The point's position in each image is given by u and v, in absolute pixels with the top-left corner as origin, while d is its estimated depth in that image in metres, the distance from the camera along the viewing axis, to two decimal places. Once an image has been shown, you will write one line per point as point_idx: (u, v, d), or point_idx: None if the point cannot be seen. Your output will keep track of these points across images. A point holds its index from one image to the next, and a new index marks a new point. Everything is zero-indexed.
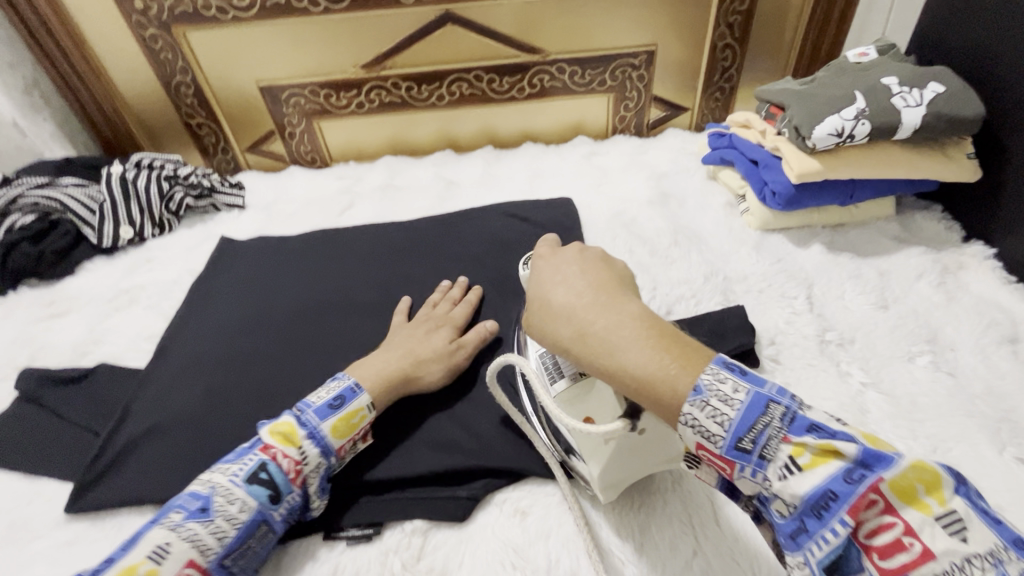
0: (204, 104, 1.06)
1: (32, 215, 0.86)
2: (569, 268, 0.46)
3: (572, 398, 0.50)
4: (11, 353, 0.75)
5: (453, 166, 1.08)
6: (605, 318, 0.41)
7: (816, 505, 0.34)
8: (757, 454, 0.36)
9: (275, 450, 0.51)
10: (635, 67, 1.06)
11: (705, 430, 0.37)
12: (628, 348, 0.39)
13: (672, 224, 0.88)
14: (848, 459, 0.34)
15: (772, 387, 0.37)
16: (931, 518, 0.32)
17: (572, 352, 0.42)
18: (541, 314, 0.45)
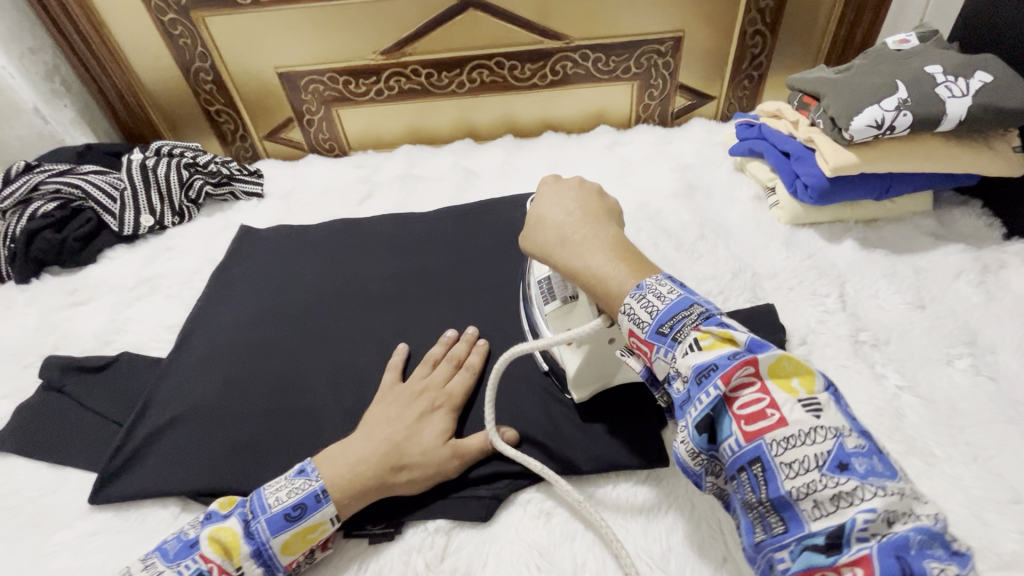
0: (223, 90, 1.05)
1: (54, 203, 0.86)
2: (567, 192, 0.55)
3: (559, 315, 0.56)
4: (35, 340, 0.76)
5: (472, 155, 1.06)
6: (585, 232, 0.51)
7: (703, 376, 0.39)
8: (672, 338, 0.42)
9: (212, 565, 0.46)
10: (661, 54, 1.03)
11: (636, 316, 0.44)
12: (597, 255, 0.49)
13: (698, 218, 0.86)
14: (739, 347, 0.40)
15: (699, 297, 0.44)
16: (795, 399, 0.38)
17: (552, 254, 0.52)
18: (536, 225, 0.54)
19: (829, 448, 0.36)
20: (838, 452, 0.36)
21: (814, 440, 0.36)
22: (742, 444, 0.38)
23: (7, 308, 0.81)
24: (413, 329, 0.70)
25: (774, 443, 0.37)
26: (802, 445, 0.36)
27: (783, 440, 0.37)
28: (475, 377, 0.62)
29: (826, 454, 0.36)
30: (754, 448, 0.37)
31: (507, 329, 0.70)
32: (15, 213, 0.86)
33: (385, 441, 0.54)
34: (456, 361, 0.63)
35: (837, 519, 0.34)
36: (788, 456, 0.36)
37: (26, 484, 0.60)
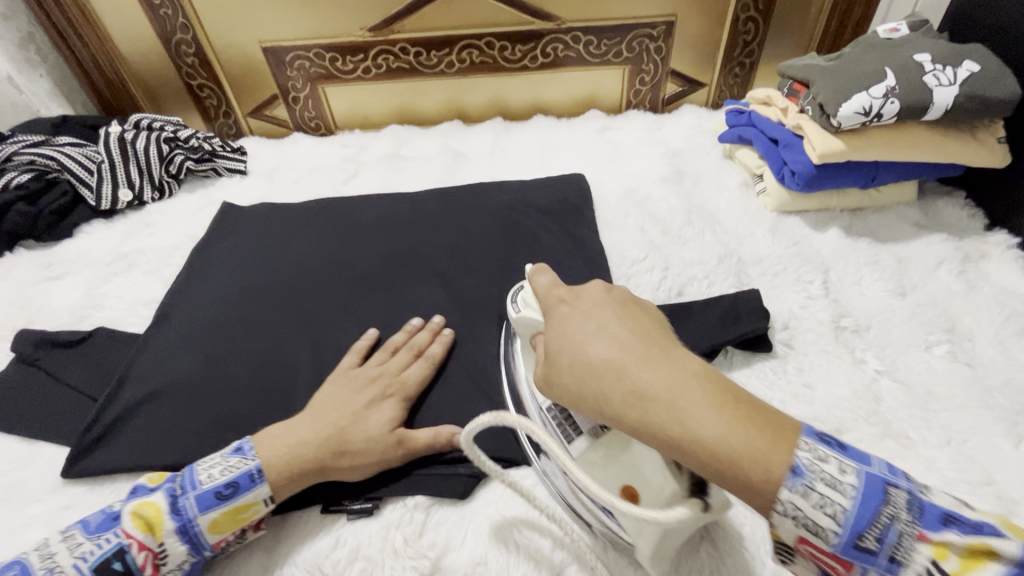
0: (205, 64, 1.02)
1: (28, 174, 0.84)
2: (601, 314, 0.44)
3: (600, 461, 0.49)
4: (8, 314, 0.74)
5: (461, 136, 1.04)
6: (662, 376, 0.39)
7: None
8: (885, 555, 0.33)
9: (133, 539, 0.46)
10: (653, 39, 1.02)
11: (815, 523, 0.35)
12: (698, 415, 0.36)
13: (686, 204, 0.85)
14: (1003, 561, 0.30)
15: (884, 470, 0.36)
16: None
17: (627, 416, 0.39)
18: (584, 377, 0.41)
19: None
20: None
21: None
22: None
23: None
24: (397, 310, 0.70)
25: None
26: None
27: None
28: (433, 367, 0.62)
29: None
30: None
31: (492, 312, 0.69)
32: None
33: (329, 425, 0.53)
34: (416, 350, 0.63)
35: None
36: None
37: None
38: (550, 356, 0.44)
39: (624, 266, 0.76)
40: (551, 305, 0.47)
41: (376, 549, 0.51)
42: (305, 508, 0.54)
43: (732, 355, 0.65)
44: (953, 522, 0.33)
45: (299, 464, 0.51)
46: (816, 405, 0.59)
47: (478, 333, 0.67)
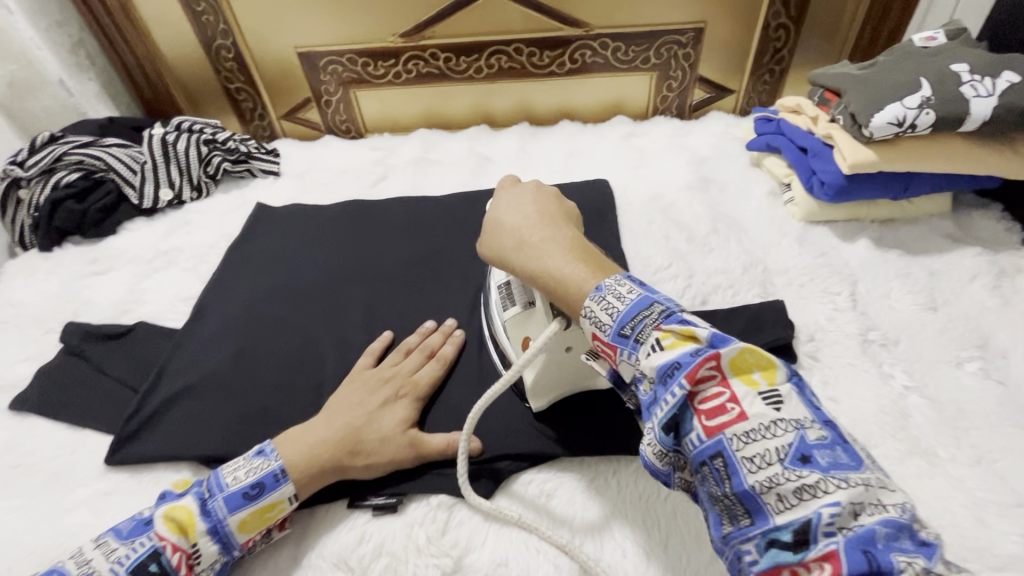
0: (243, 68, 1.06)
1: (77, 173, 0.88)
2: (523, 196, 0.56)
3: (516, 321, 0.58)
4: (55, 306, 0.77)
5: (487, 141, 1.06)
6: (542, 235, 0.51)
7: (666, 375, 0.39)
8: (633, 338, 0.42)
9: (167, 542, 0.48)
10: (682, 45, 1.02)
11: (598, 319, 0.43)
12: (554, 256, 0.49)
13: (711, 211, 0.85)
14: (700, 343, 0.39)
15: (659, 294, 0.44)
16: (755, 392, 0.38)
17: (510, 257, 0.53)
18: (492, 233, 0.55)
19: (790, 441, 0.36)
20: (799, 445, 0.36)
21: (777, 433, 0.36)
22: (702, 438, 0.38)
23: (30, 274, 0.82)
24: (423, 312, 0.71)
25: (734, 438, 0.37)
26: (764, 439, 0.36)
27: (744, 434, 0.36)
28: (444, 369, 0.63)
29: (786, 446, 0.36)
30: (715, 443, 0.37)
31: None
32: (39, 182, 0.87)
33: (346, 425, 0.55)
34: (429, 351, 0.64)
35: (799, 517, 0.34)
36: (748, 451, 0.36)
37: (45, 443, 0.62)
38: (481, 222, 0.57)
39: (647, 273, 0.76)
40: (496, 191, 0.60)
41: (401, 546, 0.52)
42: (333, 501, 0.56)
43: None
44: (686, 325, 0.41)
45: (330, 459, 0.53)
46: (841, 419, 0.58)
47: None
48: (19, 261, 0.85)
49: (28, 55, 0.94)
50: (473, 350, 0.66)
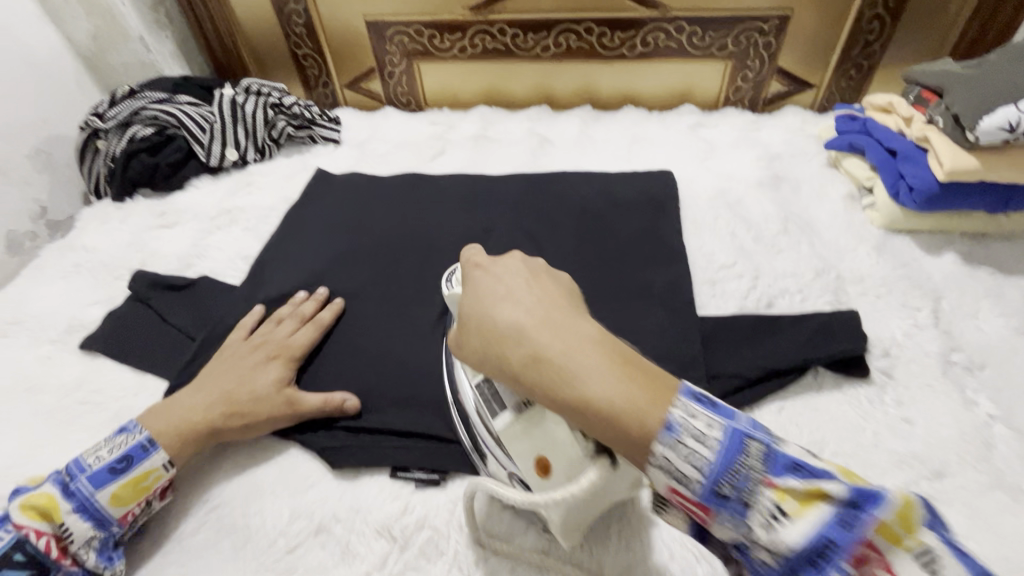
0: (312, 35, 1.07)
1: (151, 128, 0.90)
2: (504, 280, 0.44)
3: (522, 433, 0.45)
4: (125, 254, 0.80)
5: (548, 122, 1.03)
6: (561, 340, 0.38)
7: (806, 552, 0.31)
8: (736, 500, 0.33)
9: (29, 529, 0.46)
10: (764, 33, 0.96)
11: (677, 472, 0.34)
12: (591, 375, 0.37)
13: (781, 211, 0.81)
14: (832, 502, 0.31)
15: (746, 421, 0.35)
16: (910, 556, 0.29)
17: (523, 374, 0.39)
18: (484, 344, 0.42)
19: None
20: None
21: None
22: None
23: (103, 221, 0.86)
24: None
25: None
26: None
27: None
28: (320, 332, 0.64)
29: None
30: None
31: None
32: (115, 134, 0.90)
33: (219, 391, 0.56)
34: (302, 317, 0.64)
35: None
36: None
37: (111, 383, 0.64)
38: (460, 316, 0.45)
39: (709, 271, 0.73)
40: (466, 270, 0.47)
41: (444, 521, 0.51)
42: (374, 468, 0.55)
43: (822, 377, 0.61)
44: (800, 470, 0.33)
45: (203, 424, 0.54)
46: (916, 442, 0.55)
47: None
48: (95, 209, 0.89)
49: (113, 10, 0.96)
50: None
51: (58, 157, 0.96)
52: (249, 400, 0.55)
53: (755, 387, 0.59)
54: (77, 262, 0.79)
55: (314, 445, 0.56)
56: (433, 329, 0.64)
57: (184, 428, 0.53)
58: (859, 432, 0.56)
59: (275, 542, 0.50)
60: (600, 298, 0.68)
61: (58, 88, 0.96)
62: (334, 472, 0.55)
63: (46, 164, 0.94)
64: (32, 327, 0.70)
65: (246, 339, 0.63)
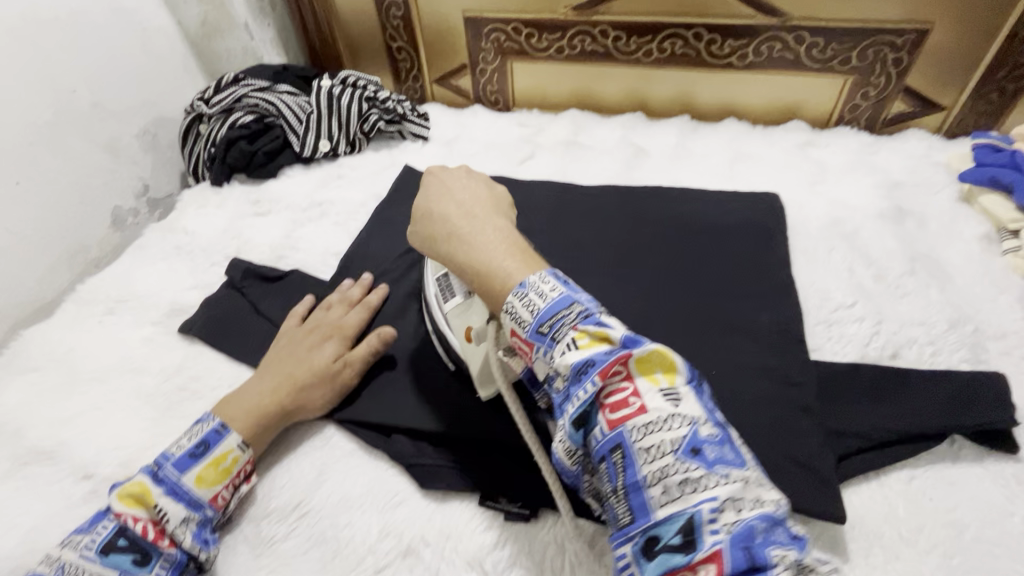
0: (408, 28, 1.06)
1: (251, 115, 0.92)
2: (444, 181, 0.52)
3: (458, 310, 0.54)
4: (222, 240, 0.82)
5: (643, 131, 0.98)
6: (471, 225, 0.47)
7: (579, 372, 0.38)
8: (549, 336, 0.40)
9: (127, 514, 0.47)
10: (895, 48, 0.88)
11: (518, 316, 0.42)
12: (485, 252, 0.45)
13: (906, 248, 0.73)
14: (614, 344, 0.39)
15: (584, 294, 0.42)
16: (656, 388, 0.38)
17: (439, 247, 0.48)
18: (416, 222, 0.51)
19: (684, 434, 0.37)
20: (694, 440, 0.36)
21: (673, 427, 0.37)
22: (604, 432, 0.38)
23: (202, 205, 0.88)
24: None
25: (634, 431, 0.37)
26: (662, 431, 0.37)
27: (644, 428, 0.37)
28: (369, 313, 0.65)
29: (682, 441, 0.36)
30: (615, 435, 0.37)
31: (668, 329, 0.64)
32: (217, 119, 0.92)
33: (284, 376, 0.57)
34: (350, 301, 0.66)
35: (682, 511, 0.35)
36: (646, 442, 0.36)
37: (208, 370, 0.65)
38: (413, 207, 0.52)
39: (824, 310, 0.66)
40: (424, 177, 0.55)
41: (537, 560, 0.48)
42: (462, 492, 0.53)
43: (960, 447, 0.54)
44: (603, 325, 0.41)
45: (276, 406, 0.56)
46: None
47: None
48: (194, 192, 0.91)
49: None
50: None
51: (162, 139, 1.00)
52: (310, 380, 0.57)
53: (883, 452, 0.53)
54: (177, 245, 0.81)
55: (402, 460, 0.55)
56: None
57: (252, 413, 0.55)
58: (1006, 517, 0.49)
59: (365, 560, 0.49)
60: (702, 326, 0.64)
61: (168, 72, 1.00)
62: (422, 492, 0.53)
63: (151, 145, 0.98)
64: (135, 307, 0.72)
65: (298, 326, 0.64)
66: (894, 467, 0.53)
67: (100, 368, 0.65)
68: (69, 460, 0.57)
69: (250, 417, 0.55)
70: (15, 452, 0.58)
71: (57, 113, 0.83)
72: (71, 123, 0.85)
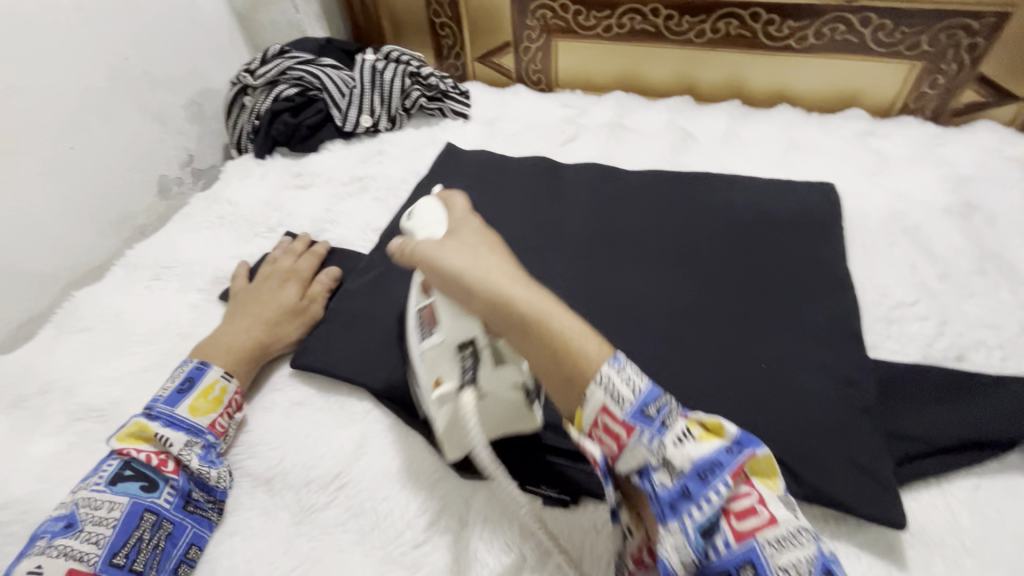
0: (453, 3, 1.04)
1: (295, 88, 0.92)
2: (464, 233, 0.44)
3: (433, 355, 0.47)
4: (264, 211, 0.82)
5: (691, 115, 0.95)
6: (538, 294, 0.40)
7: (702, 472, 0.36)
8: (658, 421, 0.38)
9: (130, 449, 0.50)
10: (971, 33, 0.82)
11: (617, 392, 0.38)
12: (566, 321, 0.39)
13: (974, 245, 0.69)
14: (728, 439, 0.38)
15: None
16: (773, 495, 0.38)
17: (499, 315, 0.40)
18: (465, 291, 0.41)
19: (812, 550, 0.35)
20: (818, 554, 0.35)
21: (801, 540, 0.35)
22: (730, 543, 0.36)
23: (244, 177, 0.88)
24: (618, 286, 0.66)
25: (767, 544, 0.35)
26: (792, 545, 0.35)
27: (775, 541, 0.35)
28: (318, 260, 0.71)
29: (811, 556, 0.35)
30: (746, 549, 0.35)
31: (722, 319, 0.61)
32: (262, 92, 0.92)
33: (255, 319, 0.63)
34: (295, 251, 0.72)
35: None
36: (781, 558, 0.35)
37: None
38: (423, 252, 0.43)
39: (883, 307, 0.63)
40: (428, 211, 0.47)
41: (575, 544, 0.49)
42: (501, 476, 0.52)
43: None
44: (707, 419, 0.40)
45: (254, 343, 0.61)
46: None
47: (695, 331, 0.60)
48: (238, 163, 0.91)
49: None
50: (676, 348, 0.59)
51: (207, 110, 1.01)
52: (281, 318, 0.63)
53: (948, 457, 0.51)
54: (221, 215, 0.82)
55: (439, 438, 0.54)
56: None
57: (232, 351, 0.59)
58: None
59: (402, 534, 0.49)
60: (754, 318, 0.61)
61: (213, 43, 1.00)
62: (458, 472, 0.52)
63: (197, 116, 0.99)
64: (181, 273, 0.74)
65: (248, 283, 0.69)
66: (960, 475, 0.50)
67: (146, 331, 0.66)
68: (117, 419, 0.58)
69: (229, 356, 0.59)
70: (67, 408, 0.59)
71: (110, 79, 0.84)
72: (123, 90, 0.86)
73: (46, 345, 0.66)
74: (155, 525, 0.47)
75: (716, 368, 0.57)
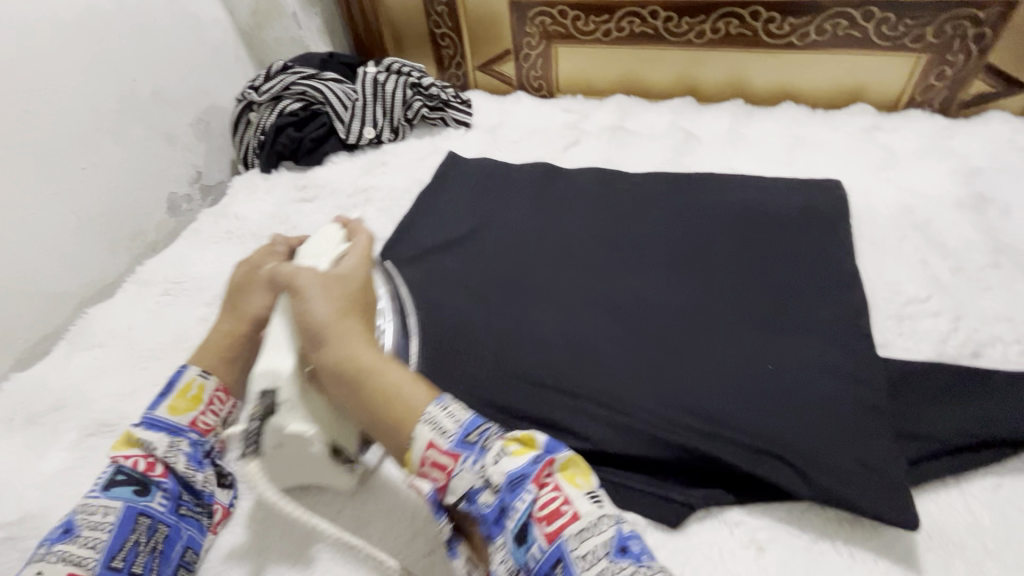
0: (453, 14, 1.05)
1: (299, 102, 0.93)
2: (334, 280, 0.52)
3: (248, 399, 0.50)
4: (270, 225, 0.83)
5: (693, 116, 0.94)
6: (372, 354, 0.48)
7: (513, 483, 0.39)
8: (479, 445, 0.42)
9: (118, 455, 0.50)
10: (976, 23, 0.81)
11: (440, 425, 0.43)
12: (391, 374, 0.47)
13: (988, 238, 0.68)
14: (538, 448, 0.41)
15: None
16: (581, 492, 0.40)
17: (334, 362, 0.48)
18: (308, 335, 0.48)
19: (612, 535, 0.37)
20: (619, 537, 0.37)
21: (601, 528, 0.38)
22: (543, 548, 0.37)
23: (251, 192, 0.89)
24: (618, 287, 0.65)
25: (572, 539, 0.37)
26: (592, 534, 0.37)
27: (578, 535, 0.37)
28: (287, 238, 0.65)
29: (611, 541, 0.37)
30: (556, 548, 0.37)
31: (727, 318, 0.61)
32: (267, 107, 0.94)
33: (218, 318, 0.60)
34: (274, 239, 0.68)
35: None
36: (583, 550, 0.37)
37: None
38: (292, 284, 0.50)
39: (895, 304, 0.62)
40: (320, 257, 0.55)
41: None
42: None
43: None
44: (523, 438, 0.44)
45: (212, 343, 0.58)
46: None
47: (698, 331, 0.60)
48: (245, 178, 0.93)
49: None
50: (676, 347, 0.59)
51: (214, 127, 1.02)
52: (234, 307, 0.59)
53: (963, 456, 0.50)
54: (228, 230, 0.83)
55: None
56: (569, 332, 0.61)
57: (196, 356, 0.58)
58: None
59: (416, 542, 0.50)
60: (760, 316, 0.60)
61: (219, 62, 1.02)
62: None
63: (204, 133, 1.01)
64: (191, 288, 0.75)
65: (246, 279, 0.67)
66: (978, 476, 0.49)
67: (157, 346, 0.67)
68: None
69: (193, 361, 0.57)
70: (80, 424, 0.60)
71: (120, 101, 0.86)
72: (132, 110, 0.88)
73: (60, 362, 0.67)
74: (151, 528, 0.48)
75: (714, 367, 0.56)
